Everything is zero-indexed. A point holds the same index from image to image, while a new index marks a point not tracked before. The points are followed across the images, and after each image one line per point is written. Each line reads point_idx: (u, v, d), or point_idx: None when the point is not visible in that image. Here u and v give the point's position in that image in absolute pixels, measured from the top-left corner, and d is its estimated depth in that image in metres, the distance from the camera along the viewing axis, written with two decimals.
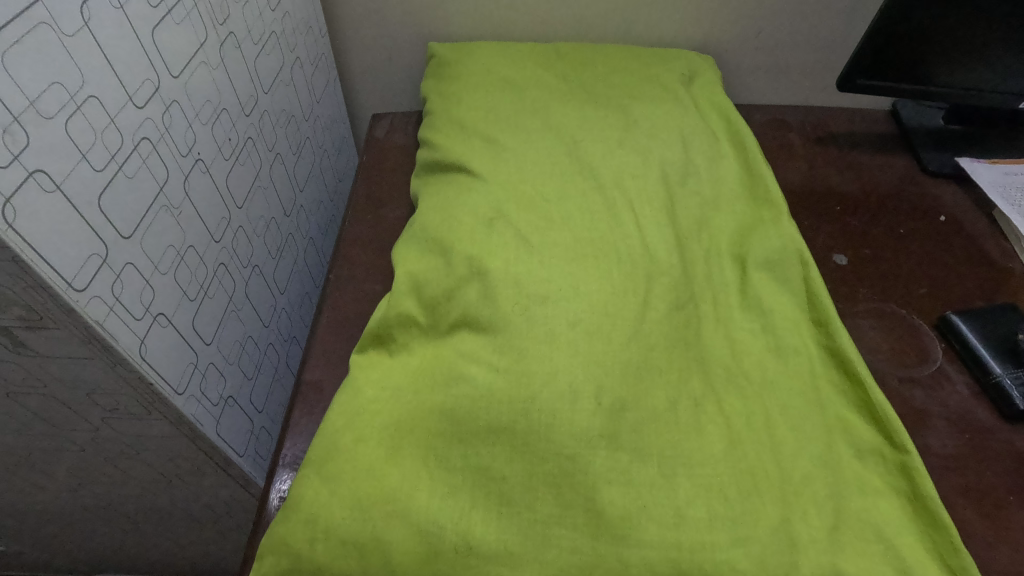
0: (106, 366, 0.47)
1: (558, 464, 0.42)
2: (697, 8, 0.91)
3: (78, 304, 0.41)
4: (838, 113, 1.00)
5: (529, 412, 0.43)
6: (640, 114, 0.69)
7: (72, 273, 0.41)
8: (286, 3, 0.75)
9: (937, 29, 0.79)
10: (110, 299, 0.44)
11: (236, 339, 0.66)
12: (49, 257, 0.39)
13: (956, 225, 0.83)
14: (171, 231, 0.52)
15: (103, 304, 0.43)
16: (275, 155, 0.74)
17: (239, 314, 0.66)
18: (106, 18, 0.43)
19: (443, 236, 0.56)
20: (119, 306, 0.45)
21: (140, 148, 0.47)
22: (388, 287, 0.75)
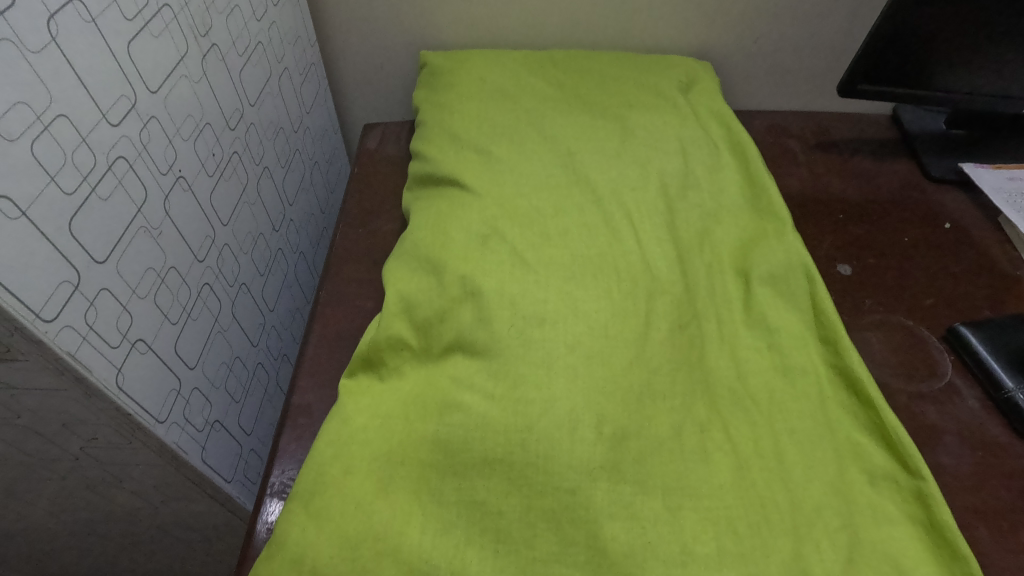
0: (81, 398, 0.45)
1: (558, 499, 0.40)
2: (695, 14, 0.89)
3: (47, 336, 0.39)
4: (839, 119, 0.99)
5: (527, 443, 0.41)
6: (638, 124, 0.67)
7: (40, 304, 0.38)
8: (272, 12, 0.73)
9: (940, 34, 0.78)
10: (84, 328, 0.42)
11: (223, 361, 0.63)
12: (14, 288, 0.36)
13: (961, 232, 0.82)
14: (150, 253, 0.50)
15: (75, 334, 0.41)
16: (262, 169, 0.72)
17: (225, 334, 0.64)
18: (76, 33, 0.40)
19: (436, 254, 0.54)
20: (93, 335, 0.43)
21: (115, 168, 0.45)
22: (380, 304, 0.72)
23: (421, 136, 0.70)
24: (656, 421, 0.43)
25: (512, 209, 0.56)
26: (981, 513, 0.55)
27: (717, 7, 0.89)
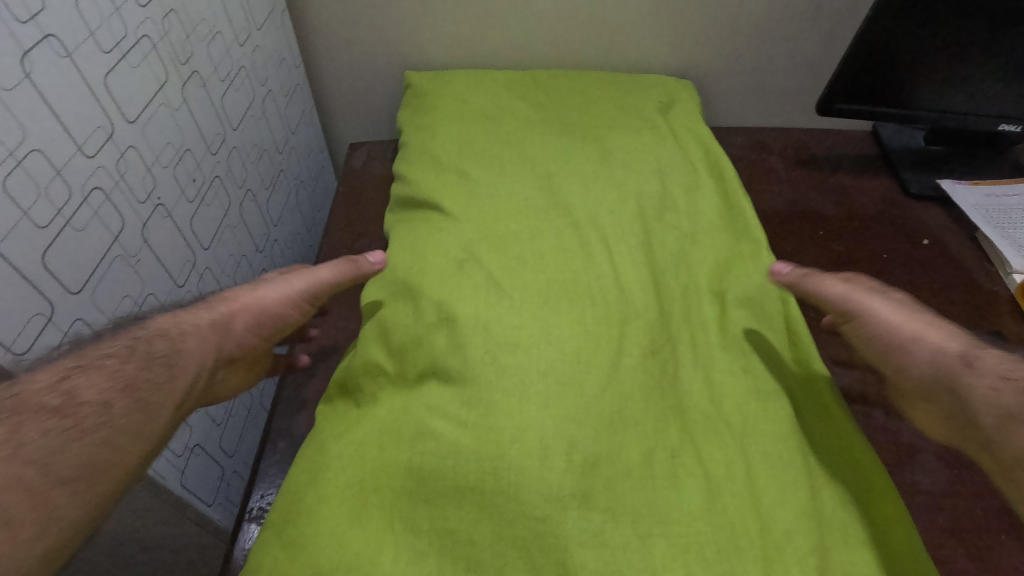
0: None
1: (528, 526, 0.40)
2: (676, 34, 0.91)
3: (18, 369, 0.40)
4: (820, 136, 1.00)
5: (498, 471, 0.41)
6: (615, 145, 0.68)
7: (10, 338, 0.39)
8: (256, 37, 0.74)
9: (915, 55, 0.79)
10: None
11: None
12: None
13: (939, 248, 0.83)
14: (127, 281, 0.50)
15: None
16: (245, 191, 0.73)
17: None
18: (51, 69, 0.41)
19: (415, 278, 0.54)
20: None
21: (91, 199, 0.45)
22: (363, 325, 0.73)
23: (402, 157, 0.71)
24: (627, 444, 0.44)
25: (490, 233, 0.57)
26: (954, 530, 0.56)
27: (697, 27, 0.90)
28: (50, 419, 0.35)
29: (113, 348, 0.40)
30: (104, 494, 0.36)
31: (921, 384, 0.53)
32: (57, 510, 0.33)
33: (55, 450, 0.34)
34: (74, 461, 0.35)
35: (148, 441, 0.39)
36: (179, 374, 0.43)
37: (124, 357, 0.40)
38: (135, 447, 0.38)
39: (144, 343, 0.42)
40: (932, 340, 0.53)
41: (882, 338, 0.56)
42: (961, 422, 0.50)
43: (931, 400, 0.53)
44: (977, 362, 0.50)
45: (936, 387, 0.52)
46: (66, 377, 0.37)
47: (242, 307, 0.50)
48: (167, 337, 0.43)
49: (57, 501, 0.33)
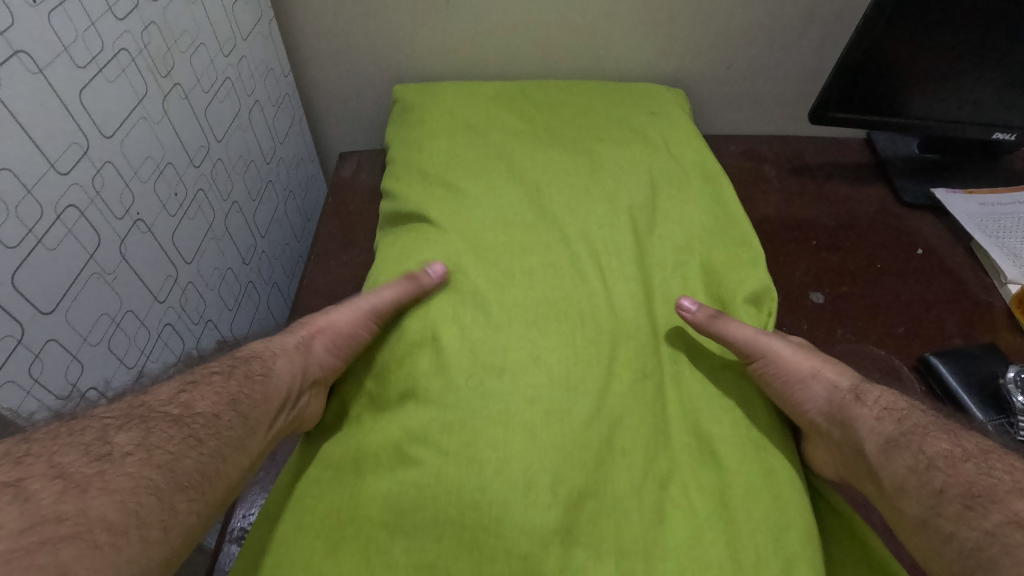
0: None
1: (510, 558, 0.39)
2: (667, 42, 0.90)
3: None
4: (814, 144, 0.99)
5: (480, 499, 0.40)
6: (606, 157, 0.68)
7: None
8: (242, 47, 0.73)
9: (907, 64, 0.78)
10: (28, 382, 0.42)
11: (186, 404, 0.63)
12: None
13: (934, 257, 0.82)
14: (104, 299, 0.49)
15: (19, 390, 0.41)
16: (231, 204, 0.72)
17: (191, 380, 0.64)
18: (21, 86, 0.40)
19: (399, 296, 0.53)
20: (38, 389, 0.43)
21: (64, 217, 0.44)
22: None
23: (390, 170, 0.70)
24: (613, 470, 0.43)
25: (477, 248, 0.56)
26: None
27: (688, 36, 0.89)
28: (164, 426, 0.37)
29: (214, 373, 0.44)
30: (216, 499, 0.38)
31: (818, 422, 0.49)
32: (184, 502, 0.35)
33: (178, 451, 0.37)
34: (194, 459, 0.37)
35: (249, 452, 0.41)
36: (271, 394, 0.45)
37: (218, 381, 0.43)
38: (239, 458, 0.40)
39: (236, 371, 0.45)
40: (830, 378, 0.50)
41: (772, 369, 0.51)
42: (855, 466, 0.46)
43: (827, 438, 0.48)
44: (865, 398, 0.47)
45: (830, 423, 0.48)
46: (170, 398, 0.40)
47: (318, 335, 0.51)
48: (258, 364, 0.46)
49: (179, 498, 0.35)
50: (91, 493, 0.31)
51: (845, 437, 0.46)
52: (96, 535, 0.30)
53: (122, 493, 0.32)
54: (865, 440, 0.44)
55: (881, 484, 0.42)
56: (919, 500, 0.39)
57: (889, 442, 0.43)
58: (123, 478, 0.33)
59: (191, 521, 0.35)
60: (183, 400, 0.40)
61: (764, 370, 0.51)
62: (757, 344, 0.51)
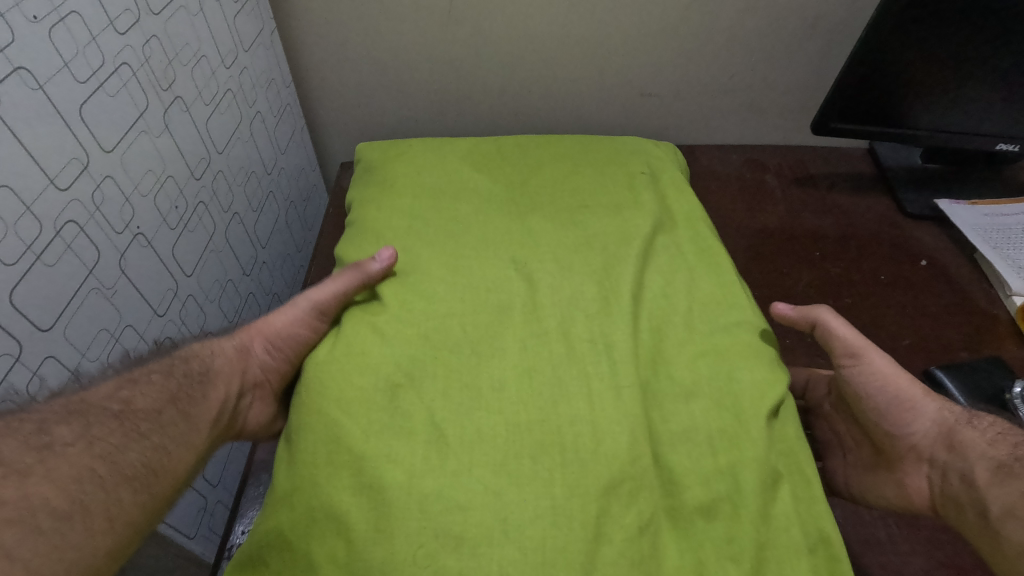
0: None
1: None
2: (669, 52, 0.90)
3: None
4: (815, 154, 0.99)
5: (487, 519, 0.41)
6: (592, 228, 0.65)
7: None
8: (244, 59, 0.73)
9: (910, 75, 0.78)
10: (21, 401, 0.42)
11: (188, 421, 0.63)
12: None
13: (938, 269, 0.81)
14: (103, 313, 0.49)
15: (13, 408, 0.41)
16: (232, 215, 0.72)
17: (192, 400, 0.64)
18: (21, 102, 0.40)
19: (398, 318, 0.54)
20: None
21: (64, 232, 0.44)
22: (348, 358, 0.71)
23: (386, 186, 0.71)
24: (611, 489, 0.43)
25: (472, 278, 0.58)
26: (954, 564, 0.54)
27: (690, 46, 0.89)
28: (119, 423, 0.40)
29: (160, 372, 0.46)
30: (163, 491, 0.40)
31: (920, 444, 0.52)
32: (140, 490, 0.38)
33: (139, 439, 0.40)
34: (148, 449, 0.40)
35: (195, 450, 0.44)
36: (212, 397, 0.49)
37: (164, 379, 0.46)
38: (189, 453, 0.43)
39: (180, 370, 0.48)
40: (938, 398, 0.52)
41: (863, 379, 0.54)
42: (953, 486, 0.49)
43: (932, 462, 0.51)
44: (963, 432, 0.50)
45: (937, 446, 0.51)
46: (132, 394, 0.43)
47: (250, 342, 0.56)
48: (196, 364, 0.50)
49: (132, 488, 0.37)
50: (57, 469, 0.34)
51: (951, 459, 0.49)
52: (39, 522, 0.32)
53: (81, 477, 0.35)
54: (973, 468, 0.47)
55: (982, 506, 0.46)
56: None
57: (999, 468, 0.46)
58: (80, 458, 0.36)
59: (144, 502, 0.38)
60: (136, 394, 0.43)
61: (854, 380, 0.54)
62: (858, 357, 0.54)
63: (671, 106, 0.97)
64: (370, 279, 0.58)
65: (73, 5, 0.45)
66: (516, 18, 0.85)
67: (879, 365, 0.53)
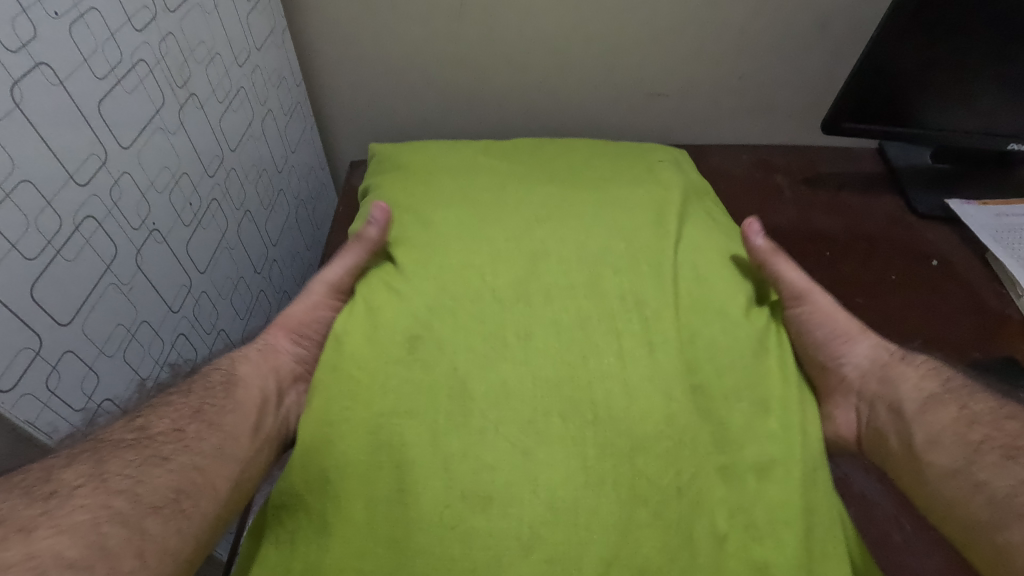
0: None
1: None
2: (679, 52, 0.90)
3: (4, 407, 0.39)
4: (826, 154, 0.99)
5: (489, 510, 0.41)
6: (613, 194, 0.63)
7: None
8: (256, 57, 0.73)
9: (922, 74, 0.78)
10: (44, 394, 0.42)
11: None
12: None
13: (949, 269, 0.81)
14: (120, 309, 0.49)
15: (35, 402, 0.41)
16: (244, 213, 0.72)
17: None
18: (43, 97, 0.40)
19: (385, 297, 0.53)
20: (55, 401, 0.43)
21: (82, 228, 0.44)
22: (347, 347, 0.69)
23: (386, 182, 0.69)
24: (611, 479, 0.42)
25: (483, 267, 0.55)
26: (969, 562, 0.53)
27: (700, 45, 0.89)
28: (137, 447, 0.40)
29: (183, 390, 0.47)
30: (197, 516, 0.39)
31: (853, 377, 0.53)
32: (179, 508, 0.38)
33: (164, 458, 0.40)
34: (177, 465, 0.40)
35: (236, 454, 0.44)
36: (244, 398, 0.48)
37: (188, 397, 0.46)
38: (225, 463, 0.43)
39: (205, 382, 0.48)
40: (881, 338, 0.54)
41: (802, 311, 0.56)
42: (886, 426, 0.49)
43: (860, 393, 0.52)
44: (898, 369, 0.51)
45: (870, 376, 0.52)
46: (153, 418, 0.43)
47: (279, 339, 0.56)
48: (224, 372, 0.50)
49: (171, 504, 0.38)
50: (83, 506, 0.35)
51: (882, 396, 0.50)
52: (48, 565, 0.32)
53: (112, 507, 0.36)
54: (903, 400, 0.49)
55: (912, 437, 0.47)
56: (958, 451, 0.43)
57: (924, 404, 0.47)
58: (101, 490, 0.36)
59: (190, 522, 0.39)
60: (157, 418, 0.43)
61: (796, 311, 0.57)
62: (799, 289, 0.57)
63: (682, 106, 0.97)
64: (375, 245, 0.60)
65: (93, 3, 0.45)
66: (527, 18, 0.85)
67: (817, 299, 0.56)
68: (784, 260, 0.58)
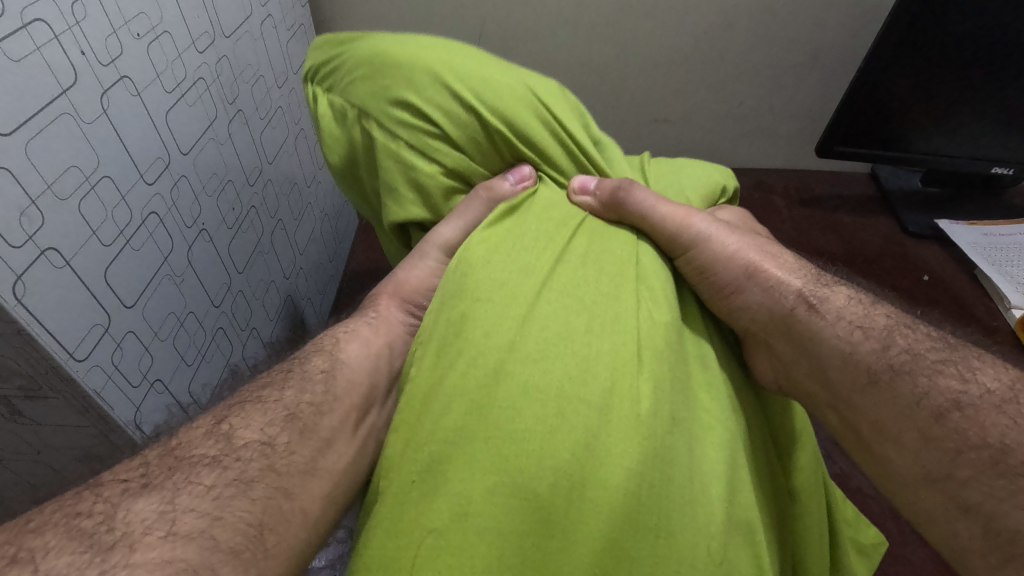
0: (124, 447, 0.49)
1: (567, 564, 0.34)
2: (676, 79, 0.95)
3: (11, 300, 0.36)
4: (822, 180, 1.04)
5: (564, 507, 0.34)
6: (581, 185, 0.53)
7: (39, 304, 0.38)
8: (293, 80, 0.80)
9: (910, 102, 0.83)
10: (66, 256, 0.41)
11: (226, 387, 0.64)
12: (34, 307, 0.38)
13: (939, 284, 0.84)
14: (173, 299, 0.53)
15: (60, 258, 0.40)
16: (278, 221, 0.77)
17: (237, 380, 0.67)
18: (124, 105, 0.46)
19: (516, 286, 0.43)
20: (73, 274, 0.41)
21: (147, 222, 0.49)
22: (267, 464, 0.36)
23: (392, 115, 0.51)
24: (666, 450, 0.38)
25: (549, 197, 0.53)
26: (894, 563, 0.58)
27: (699, 75, 0.94)
28: (94, 560, 0.28)
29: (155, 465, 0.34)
30: None
31: (761, 328, 0.49)
32: (273, 550, 0.33)
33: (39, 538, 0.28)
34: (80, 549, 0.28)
35: (303, 521, 0.35)
36: (318, 430, 0.40)
37: (225, 472, 0.34)
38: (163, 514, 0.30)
39: (278, 447, 0.37)
40: (765, 273, 0.50)
41: (702, 263, 0.51)
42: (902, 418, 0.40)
43: (769, 347, 0.49)
44: (822, 304, 0.47)
45: (773, 334, 0.49)
46: (146, 529, 0.30)
47: (392, 296, 0.53)
48: (259, 430, 0.37)
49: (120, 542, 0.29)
50: (40, 535, 0.29)
51: (823, 353, 0.46)
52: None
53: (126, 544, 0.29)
54: (859, 360, 0.43)
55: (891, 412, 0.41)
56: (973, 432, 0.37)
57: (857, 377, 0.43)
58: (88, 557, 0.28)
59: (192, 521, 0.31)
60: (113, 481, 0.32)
61: (699, 263, 0.51)
62: (688, 229, 0.50)
63: (685, 133, 1.02)
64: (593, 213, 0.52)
65: (167, 27, 0.51)
66: (540, 49, 0.91)
67: (681, 219, 0.51)
68: (639, 190, 0.51)
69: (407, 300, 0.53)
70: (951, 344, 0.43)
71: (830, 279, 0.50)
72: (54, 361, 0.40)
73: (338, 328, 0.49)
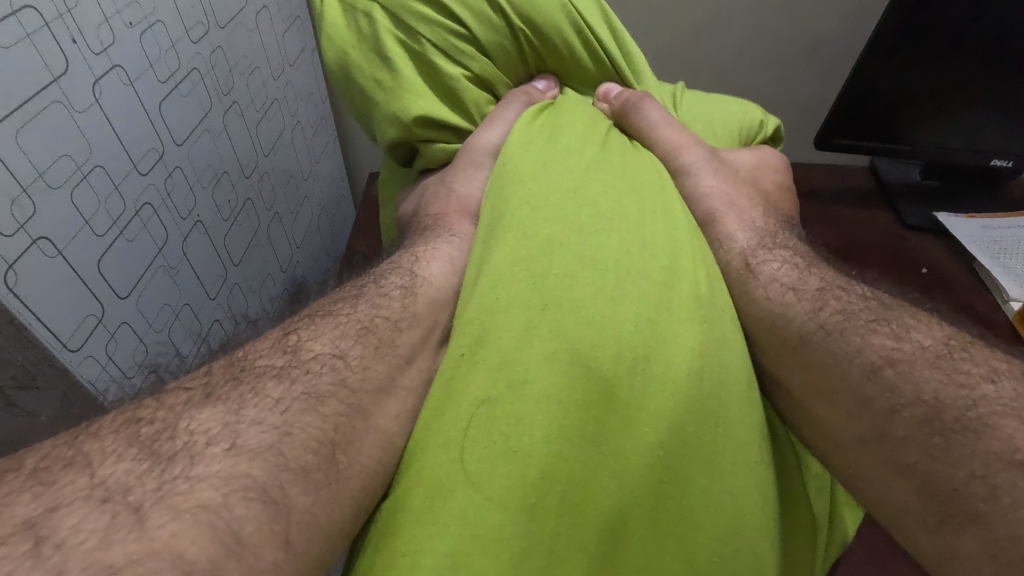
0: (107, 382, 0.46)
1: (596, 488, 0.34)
2: (674, 72, 0.95)
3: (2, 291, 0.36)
4: (822, 172, 1.03)
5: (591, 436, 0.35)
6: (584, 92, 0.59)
7: (30, 293, 0.38)
8: (289, 73, 0.80)
9: (909, 93, 0.83)
10: (58, 246, 0.40)
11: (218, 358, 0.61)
12: (26, 297, 0.38)
13: (938, 276, 0.83)
14: (167, 291, 0.53)
15: (52, 248, 0.40)
16: (274, 214, 0.76)
17: None
18: (116, 95, 0.46)
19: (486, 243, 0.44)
20: (65, 264, 0.41)
21: (141, 213, 0.49)
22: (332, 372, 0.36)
23: (422, 15, 0.57)
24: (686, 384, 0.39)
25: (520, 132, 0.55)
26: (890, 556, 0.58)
27: (697, 67, 0.94)
28: (154, 470, 0.28)
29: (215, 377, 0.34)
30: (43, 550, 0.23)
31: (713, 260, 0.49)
32: (338, 470, 0.32)
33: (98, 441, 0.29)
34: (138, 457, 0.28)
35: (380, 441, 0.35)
36: (396, 344, 0.39)
37: (293, 386, 0.33)
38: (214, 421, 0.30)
39: (348, 361, 0.37)
40: (723, 222, 0.50)
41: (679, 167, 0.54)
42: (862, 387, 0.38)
43: None
44: (759, 265, 0.46)
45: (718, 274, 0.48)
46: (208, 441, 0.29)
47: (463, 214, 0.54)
48: (330, 342, 0.37)
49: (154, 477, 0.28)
50: (99, 439, 0.29)
51: (753, 317, 0.44)
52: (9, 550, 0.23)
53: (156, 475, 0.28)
54: (789, 320, 0.42)
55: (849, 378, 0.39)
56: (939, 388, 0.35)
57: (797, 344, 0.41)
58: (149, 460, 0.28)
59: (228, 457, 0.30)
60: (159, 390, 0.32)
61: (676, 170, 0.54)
62: (676, 147, 0.55)
63: None
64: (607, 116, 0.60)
65: (160, 17, 0.51)
66: None
67: (670, 138, 0.56)
68: (649, 105, 0.58)
69: (475, 210, 0.54)
70: (887, 304, 0.41)
71: (787, 245, 0.49)
72: (46, 351, 0.40)
73: (419, 249, 0.49)
